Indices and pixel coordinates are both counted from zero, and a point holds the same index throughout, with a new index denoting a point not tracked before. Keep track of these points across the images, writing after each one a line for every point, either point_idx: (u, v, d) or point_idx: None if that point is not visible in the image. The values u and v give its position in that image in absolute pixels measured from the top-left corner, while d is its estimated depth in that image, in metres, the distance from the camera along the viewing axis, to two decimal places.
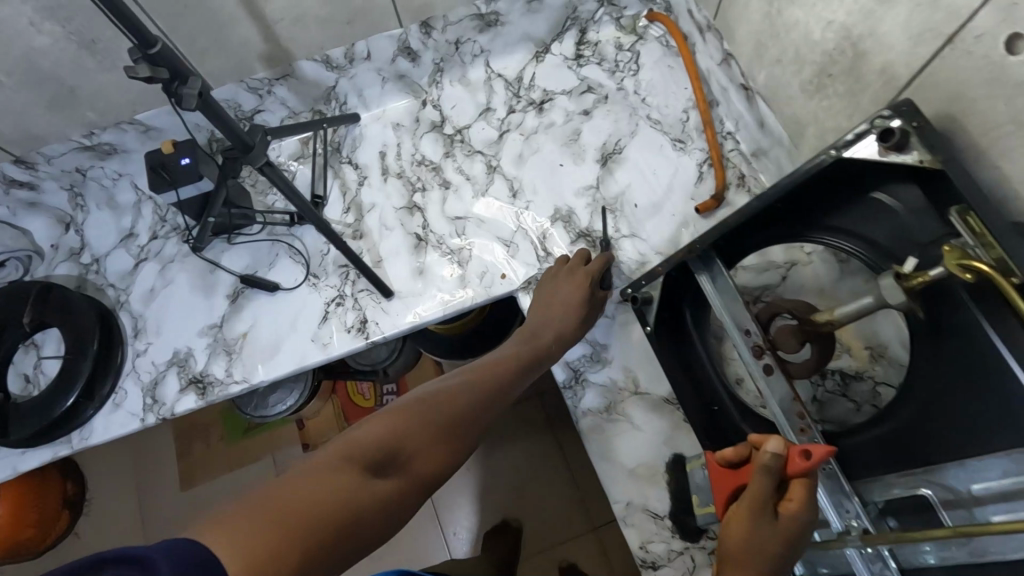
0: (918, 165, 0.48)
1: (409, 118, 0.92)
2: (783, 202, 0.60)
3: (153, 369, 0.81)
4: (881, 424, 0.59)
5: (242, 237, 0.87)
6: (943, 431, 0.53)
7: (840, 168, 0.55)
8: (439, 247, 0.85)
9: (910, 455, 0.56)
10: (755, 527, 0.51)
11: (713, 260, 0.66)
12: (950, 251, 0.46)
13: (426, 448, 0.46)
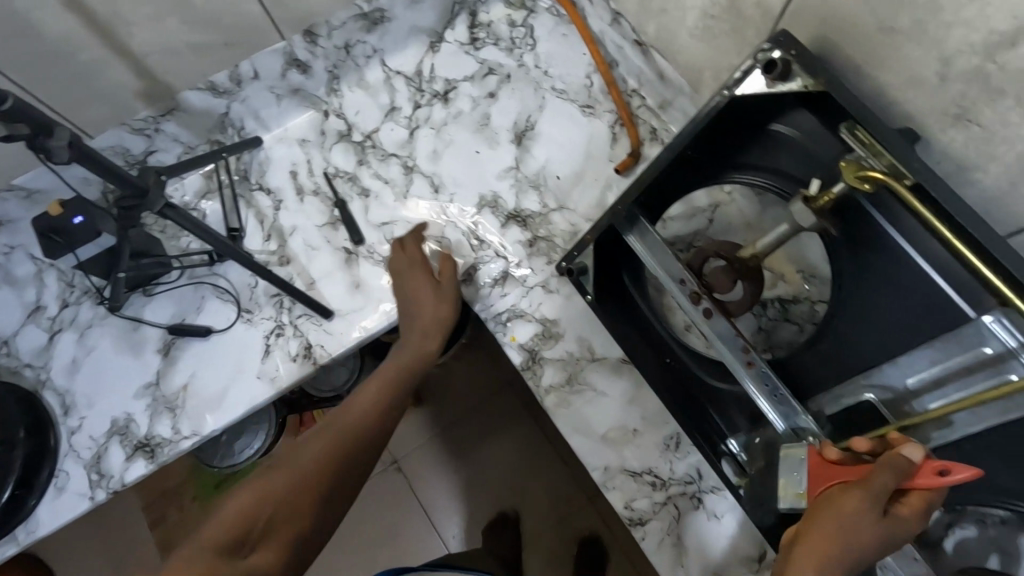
0: (804, 90, 0.51)
1: (314, 132, 0.89)
2: (693, 148, 0.61)
3: (93, 443, 0.76)
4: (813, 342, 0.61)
5: (161, 286, 0.82)
6: (871, 335, 0.56)
7: (739, 104, 0.56)
8: (371, 256, 0.83)
9: (846, 366, 0.58)
10: (859, 520, 0.42)
11: (637, 219, 0.65)
12: (847, 166, 0.50)
13: (299, 507, 0.50)
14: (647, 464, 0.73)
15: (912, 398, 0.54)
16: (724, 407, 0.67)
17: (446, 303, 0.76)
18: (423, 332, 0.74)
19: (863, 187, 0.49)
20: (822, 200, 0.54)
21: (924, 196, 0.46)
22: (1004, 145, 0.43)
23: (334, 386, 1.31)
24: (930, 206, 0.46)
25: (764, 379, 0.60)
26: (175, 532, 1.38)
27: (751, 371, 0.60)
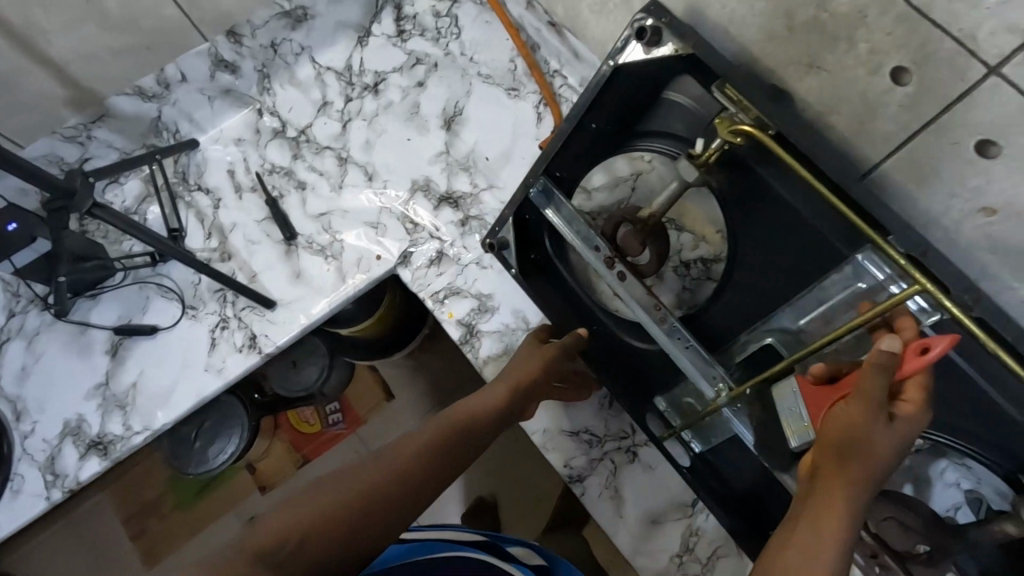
0: (672, 56, 0.54)
1: (249, 131, 0.91)
2: (596, 120, 0.64)
3: (46, 446, 0.78)
4: (719, 298, 0.65)
5: (107, 289, 0.84)
6: (767, 285, 0.59)
7: (628, 75, 0.59)
8: (309, 246, 0.86)
9: (748, 316, 0.62)
10: (864, 432, 0.41)
11: (552, 191, 0.67)
12: (721, 121, 0.52)
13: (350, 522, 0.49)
14: (583, 423, 0.77)
15: (804, 338, 0.56)
16: (645, 365, 0.70)
17: (549, 366, 0.70)
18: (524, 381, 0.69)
19: (736, 140, 0.52)
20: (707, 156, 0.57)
21: (786, 143, 0.50)
22: (846, 87, 0.47)
23: (304, 385, 1.34)
24: (793, 153, 0.49)
25: (680, 337, 0.60)
26: (156, 541, 1.40)
27: (665, 327, 0.61)
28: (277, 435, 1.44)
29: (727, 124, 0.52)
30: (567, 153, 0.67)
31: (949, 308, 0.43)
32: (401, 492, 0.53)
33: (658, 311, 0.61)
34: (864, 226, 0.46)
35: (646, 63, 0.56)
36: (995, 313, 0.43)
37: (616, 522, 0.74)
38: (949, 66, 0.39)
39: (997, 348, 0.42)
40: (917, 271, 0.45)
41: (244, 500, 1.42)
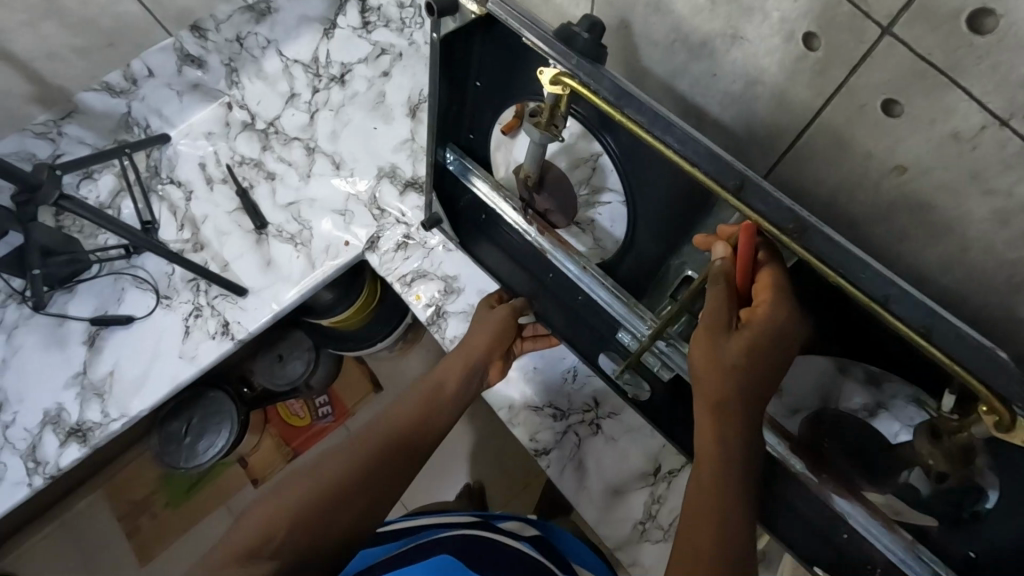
0: (474, 18, 0.49)
1: (219, 125, 0.93)
2: (478, 77, 0.58)
3: (27, 434, 0.80)
4: (630, 228, 0.62)
5: (83, 282, 0.86)
6: (665, 211, 0.55)
7: (467, 41, 0.54)
8: (279, 235, 0.88)
9: (666, 244, 0.58)
10: (713, 347, 0.43)
11: (464, 161, 0.70)
12: (544, 72, 0.47)
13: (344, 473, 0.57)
14: (548, 399, 0.79)
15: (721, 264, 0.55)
16: (577, 314, 0.68)
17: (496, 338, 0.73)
18: (476, 351, 0.72)
19: (558, 93, 0.48)
20: (553, 114, 0.51)
21: (599, 89, 0.44)
22: (765, 57, 0.49)
23: (289, 378, 1.36)
24: (607, 99, 0.44)
25: (598, 283, 0.64)
26: (150, 536, 1.42)
27: (589, 276, 0.64)
28: (267, 429, 1.48)
29: (547, 75, 0.47)
30: (465, 112, 0.64)
31: (780, 239, 0.39)
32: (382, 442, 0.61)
33: (579, 260, 0.65)
34: (691, 167, 0.42)
35: (464, 27, 0.51)
36: (829, 242, 0.37)
37: (580, 493, 0.76)
38: (850, 31, 0.41)
39: (848, 284, 0.37)
40: (748, 202, 0.40)
41: (234, 494, 1.45)
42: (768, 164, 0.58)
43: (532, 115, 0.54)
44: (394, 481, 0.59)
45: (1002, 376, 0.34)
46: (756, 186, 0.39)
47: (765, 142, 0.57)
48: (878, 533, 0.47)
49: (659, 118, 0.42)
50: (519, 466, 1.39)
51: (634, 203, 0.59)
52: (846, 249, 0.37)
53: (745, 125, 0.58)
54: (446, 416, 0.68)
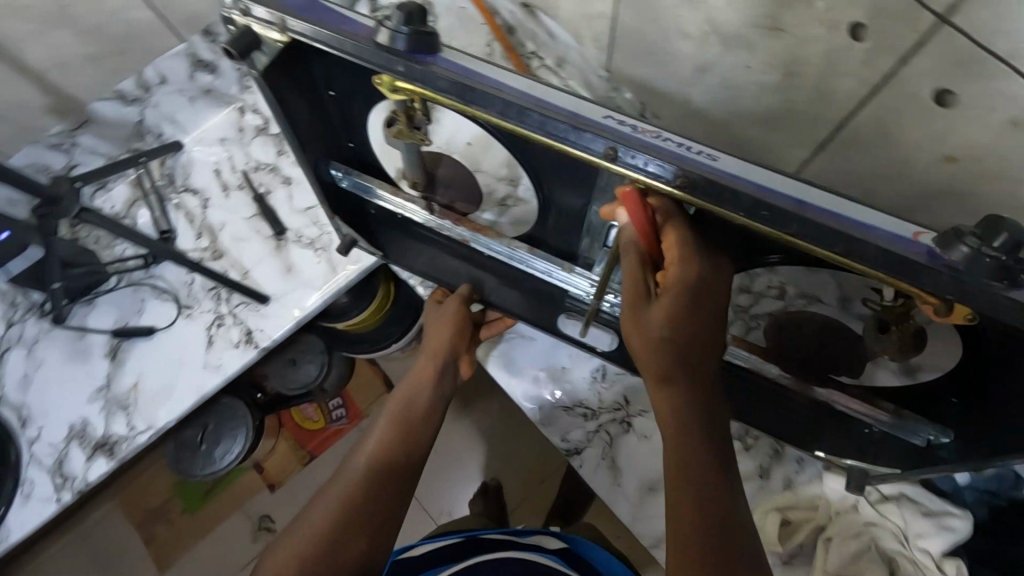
0: (281, 47, 0.49)
1: (232, 130, 0.92)
2: (331, 87, 0.56)
3: (53, 450, 0.79)
4: (544, 188, 0.59)
5: (102, 294, 0.86)
6: (560, 169, 0.54)
7: (301, 65, 0.53)
8: (299, 240, 0.87)
9: (588, 197, 0.55)
10: (638, 315, 0.48)
11: (347, 172, 0.70)
12: (379, 79, 0.46)
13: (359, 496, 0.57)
14: (577, 398, 0.79)
15: None
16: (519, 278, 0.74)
17: (450, 324, 0.75)
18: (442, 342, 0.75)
19: (404, 98, 0.47)
20: (411, 118, 0.51)
21: (443, 91, 0.44)
22: (803, 47, 0.49)
23: (302, 381, 1.36)
24: (453, 98, 0.44)
25: (532, 256, 0.69)
26: (167, 544, 1.42)
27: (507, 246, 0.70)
28: (282, 433, 1.48)
29: (386, 86, 0.46)
30: (335, 121, 0.63)
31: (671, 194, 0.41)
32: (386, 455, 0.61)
33: (501, 240, 0.70)
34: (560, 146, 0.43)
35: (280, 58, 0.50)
36: (719, 184, 0.39)
37: (615, 491, 0.76)
38: (899, 18, 0.41)
39: (751, 223, 0.39)
40: (622, 165, 0.42)
41: (252, 499, 1.45)
42: (802, 153, 0.58)
43: (392, 125, 0.54)
44: (408, 467, 0.62)
45: (922, 275, 0.36)
46: (630, 148, 0.41)
47: (800, 132, 0.56)
48: (869, 411, 0.60)
49: (514, 108, 0.42)
50: (536, 463, 1.38)
51: (534, 166, 0.56)
52: (733, 191, 0.39)
53: (778, 116, 0.57)
54: (430, 407, 0.70)
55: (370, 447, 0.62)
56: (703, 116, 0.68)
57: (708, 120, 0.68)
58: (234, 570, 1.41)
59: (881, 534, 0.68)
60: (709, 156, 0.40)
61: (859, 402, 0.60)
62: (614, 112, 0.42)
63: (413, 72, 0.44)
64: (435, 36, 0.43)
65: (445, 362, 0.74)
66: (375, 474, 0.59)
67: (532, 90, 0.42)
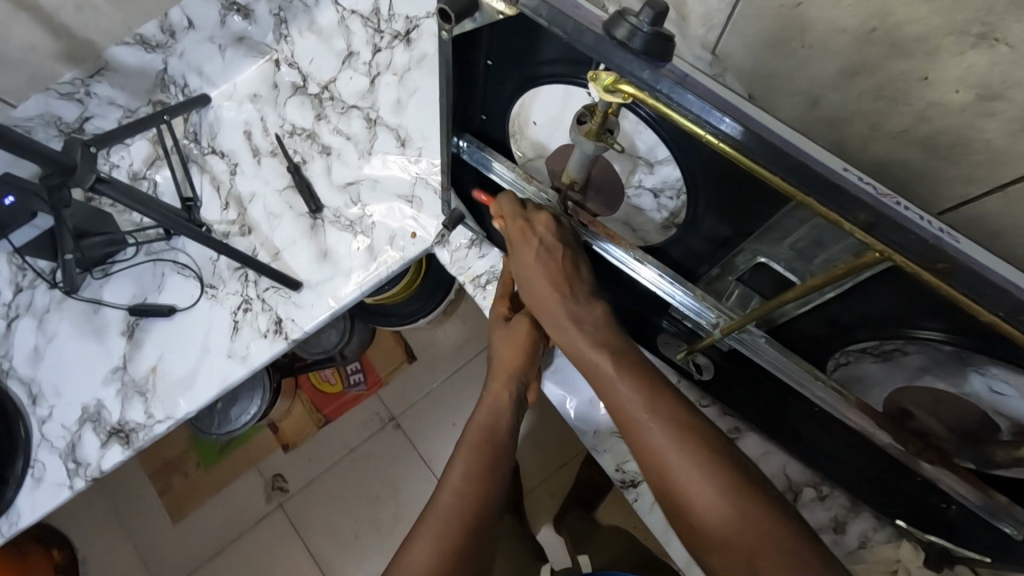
0: (500, 17, 0.42)
1: (265, 86, 0.81)
2: (489, 56, 0.52)
3: (66, 432, 0.73)
4: (691, 204, 0.56)
5: (118, 265, 0.78)
6: (724, 179, 0.49)
7: (476, 35, 0.48)
8: (337, 221, 0.77)
9: (739, 227, 0.53)
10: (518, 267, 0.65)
11: (483, 153, 0.64)
12: (597, 77, 0.41)
13: (465, 533, 0.54)
14: None
15: (799, 262, 0.51)
16: (625, 288, 0.70)
17: (523, 335, 0.67)
18: (517, 364, 0.68)
19: (616, 101, 0.42)
20: (606, 118, 0.44)
21: (677, 107, 0.38)
22: None
23: (323, 348, 1.29)
24: (688, 116, 0.39)
25: (660, 276, 0.62)
26: (180, 496, 1.40)
27: (642, 265, 0.63)
28: (298, 394, 1.43)
29: (602, 81, 0.41)
30: (476, 91, 0.58)
31: (919, 274, 0.36)
32: (477, 487, 0.58)
33: (630, 250, 0.63)
34: (802, 196, 0.37)
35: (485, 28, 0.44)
36: (980, 277, 0.34)
37: (670, 531, 0.69)
38: None
39: (1004, 323, 0.34)
40: (876, 237, 0.36)
41: (266, 459, 1.42)
42: (971, 191, 0.48)
43: (579, 121, 0.47)
44: (491, 504, 0.58)
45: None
46: (885, 217, 0.35)
47: (978, 167, 0.46)
48: (971, 494, 0.54)
49: (763, 143, 0.37)
50: (559, 451, 1.32)
51: (694, 180, 0.53)
52: (999, 289, 0.34)
53: (952, 142, 0.46)
54: (510, 442, 0.64)
55: (455, 482, 0.58)
56: (837, 126, 0.56)
57: (842, 127, 0.56)
58: (247, 528, 1.39)
59: None
60: (956, 237, 0.35)
61: (967, 487, 0.54)
62: (854, 165, 0.36)
63: (657, 83, 0.38)
64: (674, 42, 0.37)
65: (520, 388, 0.67)
66: (465, 528, 0.54)
67: (772, 125, 0.38)
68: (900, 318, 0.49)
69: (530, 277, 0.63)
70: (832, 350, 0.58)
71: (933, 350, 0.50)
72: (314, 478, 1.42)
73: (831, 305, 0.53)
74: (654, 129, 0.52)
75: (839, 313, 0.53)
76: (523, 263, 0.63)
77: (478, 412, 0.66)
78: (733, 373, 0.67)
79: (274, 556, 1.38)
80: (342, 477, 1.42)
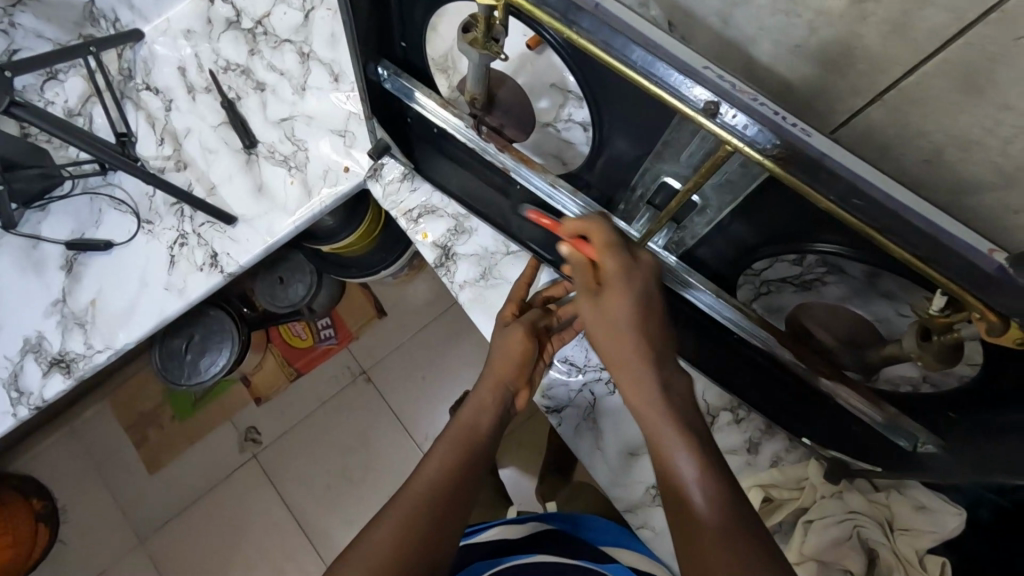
0: None
1: (200, 22, 0.81)
2: None
3: (8, 362, 0.75)
4: (599, 128, 0.57)
5: (55, 200, 0.79)
6: (619, 95, 0.50)
7: None
8: (271, 156, 0.78)
9: (640, 146, 0.54)
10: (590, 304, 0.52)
11: (401, 80, 0.64)
12: None
13: (434, 516, 0.50)
14: (564, 353, 0.73)
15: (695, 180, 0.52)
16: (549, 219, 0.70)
17: (526, 343, 0.65)
18: (507, 372, 0.64)
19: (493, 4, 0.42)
20: (490, 26, 0.45)
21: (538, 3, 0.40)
22: None
23: (290, 301, 1.28)
24: (552, 14, 0.40)
25: (573, 199, 0.63)
26: (154, 451, 1.40)
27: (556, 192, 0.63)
28: (269, 347, 1.43)
29: None
30: (390, 14, 0.58)
31: (763, 163, 0.37)
32: (459, 474, 0.54)
33: (544, 174, 0.63)
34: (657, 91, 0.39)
35: None
36: (819, 164, 0.35)
37: (592, 454, 0.72)
38: None
39: (838, 209, 0.37)
40: (723, 127, 0.37)
41: (239, 411, 1.43)
42: (858, 104, 0.49)
43: (465, 31, 0.47)
44: (465, 499, 0.53)
45: (994, 292, 0.34)
46: (731, 106, 0.37)
47: (861, 77, 0.47)
48: (865, 406, 0.58)
49: (625, 38, 0.38)
50: None
51: (598, 97, 0.54)
52: (834, 174, 0.35)
53: (839, 51, 0.47)
54: (488, 449, 0.58)
55: (431, 466, 0.55)
56: (744, 49, 0.56)
57: (750, 47, 0.56)
58: (220, 478, 1.41)
59: (867, 528, 0.62)
60: (806, 129, 0.36)
61: (858, 398, 0.57)
62: (714, 62, 0.37)
63: None
64: None
65: (505, 401, 0.63)
66: (425, 511, 0.50)
67: (633, 19, 0.38)
68: (793, 229, 0.50)
69: (613, 333, 0.50)
70: (744, 272, 0.60)
71: (845, 274, 0.53)
72: (286, 429, 1.44)
73: (727, 224, 0.55)
74: (556, 47, 0.53)
75: (736, 232, 0.55)
76: (610, 307, 0.50)
77: (461, 412, 0.62)
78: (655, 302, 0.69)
79: (246, 505, 1.40)
80: (313, 428, 1.44)
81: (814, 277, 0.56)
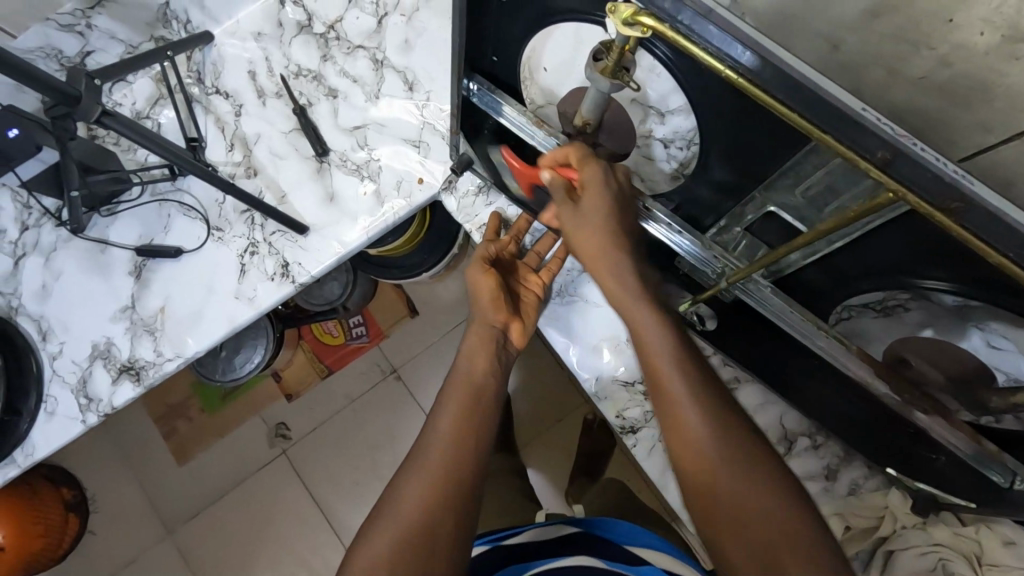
0: None
1: (269, 24, 0.79)
2: None
3: (77, 368, 0.74)
4: (704, 153, 0.56)
5: (123, 205, 0.78)
6: (738, 124, 0.49)
7: None
8: (343, 165, 0.77)
9: (750, 175, 0.53)
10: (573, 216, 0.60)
11: (492, 96, 0.63)
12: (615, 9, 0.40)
13: (459, 480, 0.51)
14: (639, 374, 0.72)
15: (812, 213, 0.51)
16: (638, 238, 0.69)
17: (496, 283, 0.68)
18: (494, 313, 0.67)
19: (635, 34, 0.41)
20: (622, 54, 0.43)
21: (697, 39, 0.38)
22: None
23: (326, 299, 1.28)
24: (708, 50, 0.38)
25: (665, 223, 0.63)
26: (184, 445, 1.40)
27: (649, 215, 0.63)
28: (300, 345, 1.42)
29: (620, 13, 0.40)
30: (490, 31, 0.57)
31: (931, 215, 0.36)
32: (471, 431, 0.55)
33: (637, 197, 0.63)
34: (819, 134, 0.37)
35: None
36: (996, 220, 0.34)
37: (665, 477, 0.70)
38: None
39: (1008, 264, 0.35)
40: (889, 175, 0.36)
41: (268, 404, 1.43)
42: (986, 140, 0.48)
43: (595, 57, 0.46)
44: (481, 454, 0.54)
45: None
46: (904, 157, 0.35)
47: (998, 113, 0.46)
48: (959, 439, 0.55)
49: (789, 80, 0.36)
50: (554, 404, 1.32)
51: (710, 121, 0.52)
52: (1013, 231, 0.33)
53: (972, 87, 0.46)
54: (494, 397, 0.60)
55: (445, 424, 0.55)
56: (852, 77, 0.54)
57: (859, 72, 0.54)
58: (250, 474, 1.41)
59: (952, 561, 0.61)
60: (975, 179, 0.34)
61: (958, 433, 0.55)
62: (874, 105, 0.35)
63: (679, 12, 0.37)
64: None
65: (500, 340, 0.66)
66: (449, 477, 0.51)
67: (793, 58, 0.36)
68: (911, 269, 0.48)
69: (589, 235, 0.59)
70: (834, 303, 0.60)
71: (929, 300, 0.51)
72: (318, 426, 1.44)
73: (837, 255, 0.53)
74: (670, 68, 0.52)
75: (844, 264, 0.54)
76: (592, 216, 0.58)
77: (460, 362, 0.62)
78: (735, 324, 0.68)
79: (280, 502, 1.40)
80: (344, 426, 1.44)
81: (898, 304, 0.54)
